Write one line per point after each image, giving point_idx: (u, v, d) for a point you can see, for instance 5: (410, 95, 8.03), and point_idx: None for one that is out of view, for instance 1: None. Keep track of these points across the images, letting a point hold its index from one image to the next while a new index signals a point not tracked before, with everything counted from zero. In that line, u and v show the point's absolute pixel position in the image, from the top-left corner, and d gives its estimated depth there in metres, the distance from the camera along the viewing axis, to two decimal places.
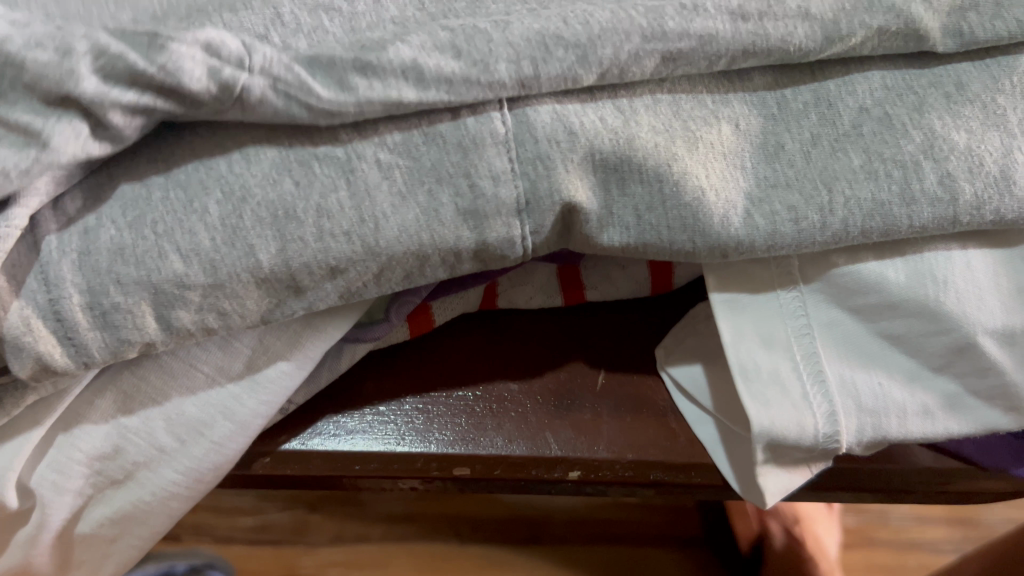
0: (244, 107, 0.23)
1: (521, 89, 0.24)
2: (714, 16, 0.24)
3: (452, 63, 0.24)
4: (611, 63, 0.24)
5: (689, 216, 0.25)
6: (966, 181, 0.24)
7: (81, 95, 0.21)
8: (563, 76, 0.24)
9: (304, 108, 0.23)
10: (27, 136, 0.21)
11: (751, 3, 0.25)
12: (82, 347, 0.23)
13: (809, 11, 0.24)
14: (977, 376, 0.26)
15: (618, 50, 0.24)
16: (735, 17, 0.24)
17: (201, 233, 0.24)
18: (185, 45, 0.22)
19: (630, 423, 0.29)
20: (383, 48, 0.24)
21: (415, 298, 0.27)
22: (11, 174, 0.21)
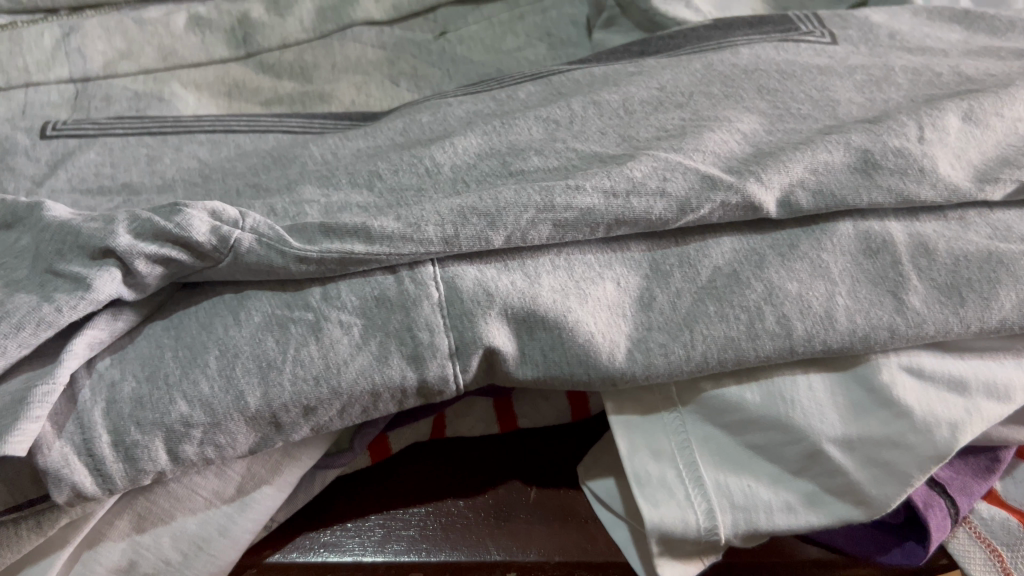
0: (235, 259, 0.31)
1: (445, 247, 0.31)
2: (590, 194, 0.32)
3: (393, 224, 0.31)
4: (513, 228, 0.31)
5: (582, 354, 0.31)
6: (799, 320, 0.32)
7: (116, 248, 0.30)
8: (477, 239, 0.31)
9: (280, 254, 0.31)
10: (77, 282, 0.29)
11: (621, 183, 0.32)
12: (108, 476, 0.30)
13: (667, 190, 0.32)
14: (828, 477, 0.32)
15: (518, 218, 0.32)
16: (608, 195, 0.32)
17: (202, 382, 0.30)
18: (196, 211, 0.31)
19: (556, 529, 0.36)
20: (339, 232, 0.31)
21: (374, 429, 0.34)
22: (62, 310, 0.29)
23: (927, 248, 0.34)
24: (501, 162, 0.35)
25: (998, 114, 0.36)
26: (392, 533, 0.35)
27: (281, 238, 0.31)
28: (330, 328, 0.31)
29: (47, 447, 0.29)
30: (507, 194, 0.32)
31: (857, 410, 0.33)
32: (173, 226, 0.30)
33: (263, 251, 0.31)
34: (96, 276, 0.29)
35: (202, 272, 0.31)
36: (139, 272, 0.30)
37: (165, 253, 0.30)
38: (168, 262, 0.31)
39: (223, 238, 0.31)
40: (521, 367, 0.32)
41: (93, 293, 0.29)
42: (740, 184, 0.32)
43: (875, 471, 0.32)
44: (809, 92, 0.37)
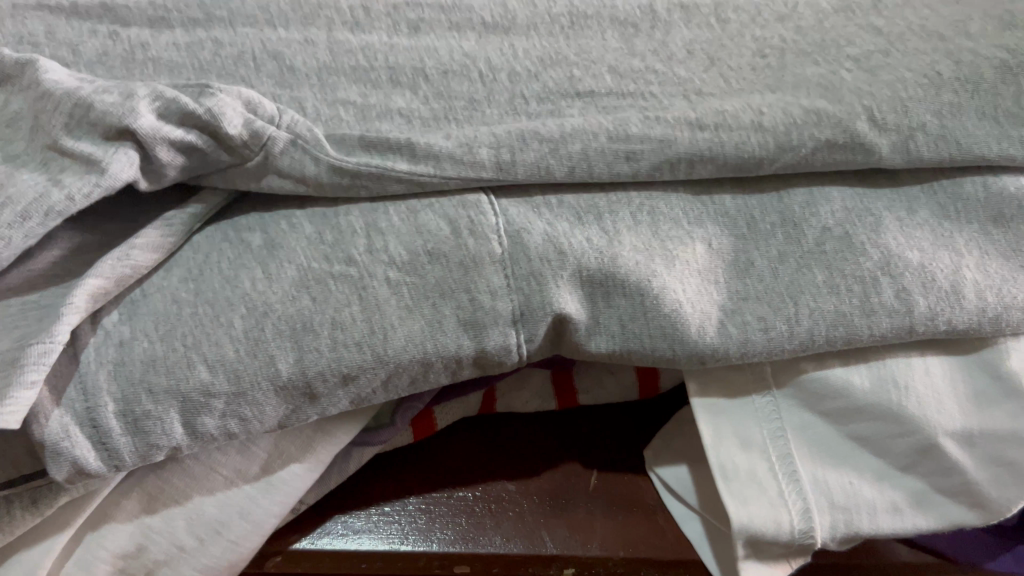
0: (266, 159, 0.28)
1: (499, 172, 0.27)
2: (673, 125, 0.28)
3: (443, 143, 0.28)
4: (580, 158, 0.28)
5: (668, 324, 0.27)
6: (921, 295, 0.27)
7: (137, 128, 0.26)
8: (537, 166, 0.28)
9: (315, 160, 0.28)
10: (89, 164, 0.26)
11: (708, 116, 0.28)
12: (115, 451, 0.25)
13: (762, 123, 0.28)
14: (941, 475, 0.28)
15: (586, 145, 0.28)
16: (692, 126, 0.28)
17: (226, 345, 0.26)
18: (230, 97, 0.28)
19: (621, 522, 0.31)
20: (387, 147, 0.28)
21: (419, 403, 0.29)
22: (75, 198, 0.25)
23: None
24: (568, 75, 0.31)
25: None
26: (434, 519, 0.31)
27: (319, 143, 0.28)
28: (375, 286, 0.26)
29: (45, 417, 0.25)
30: (574, 121, 0.28)
31: (980, 400, 0.28)
32: (204, 111, 0.27)
33: (298, 155, 0.28)
34: (112, 159, 0.26)
35: (227, 174, 0.28)
36: (160, 160, 0.27)
37: (192, 141, 0.27)
38: (193, 151, 0.27)
39: (255, 133, 0.28)
40: (593, 339, 0.27)
41: (110, 179, 0.26)
42: (849, 119, 0.28)
43: (996, 470, 0.28)
44: (925, 22, 0.32)
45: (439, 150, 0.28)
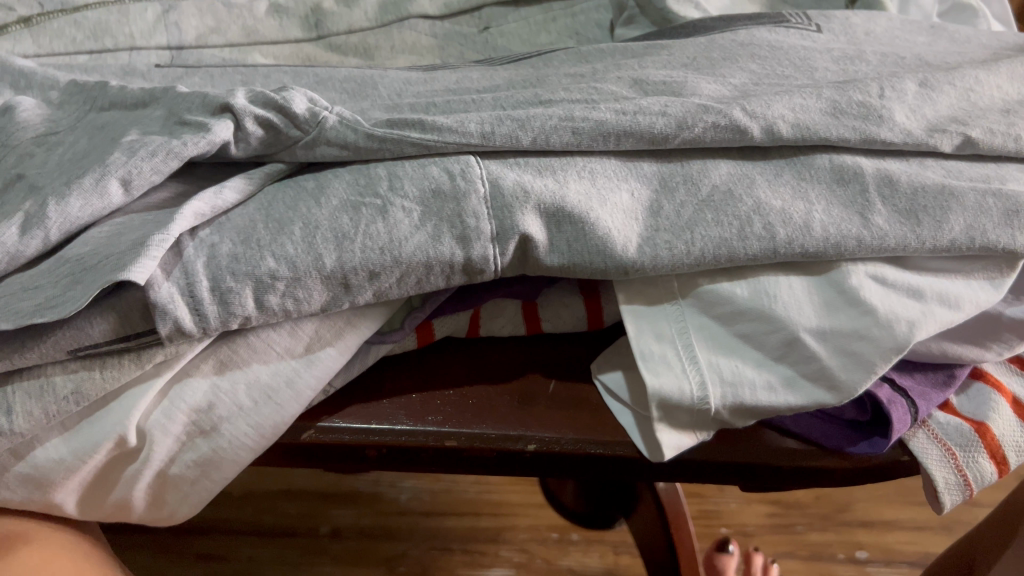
0: (320, 132, 0.39)
1: (482, 139, 0.39)
2: (603, 112, 0.40)
3: (443, 121, 0.39)
4: (539, 132, 0.39)
5: (602, 244, 0.37)
6: (781, 227, 0.38)
7: (234, 104, 0.39)
8: (509, 137, 0.39)
9: (353, 130, 0.39)
10: (200, 127, 0.38)
11: (630, 107, 0.40)
12: (204, 316, 0.35)
13: (667, 112, 0.40)
14: (804, 362, 0.38)
15: (543, 124, 0.39)
16: (618, 112, 0.40)
17: (288, 245, 0.36)
18: (298, 94, 0.40)
19: (572, 413, 0.41)
20: (403, 124, 0.39)
21: (421, 314, 0.40)
22: (188, 144, 0.37)
23: (891, 179, 0.40)
24: (532, 94, 0.43)
25: (948, 84, 0.43)
26: (430, 409, 0.41)
27: (357, 120, 0.39)
28: (395, 212, 0.37)
29: (158, 285, 0.35)
30: (536, 110, 0.40)
31: (830, 308, 0.38)
32: (279, 98, 0.39)
33: (341, 127, 0.39)
34: (216, 123, 0.38)
35: (292, 147, 0.40)
36: (247, 127, 0.39)
37: (270, 117, 0.39)
38: (270, 127, 0.39)
39: (312, 113, 0.39)
40: (549, 255, 0.38)
41: (212, 134, 0.38)
42: (728, 111, 0.39)
43: (844, 359, 0.37)
44: (792, 60, 0.45)
45: (441, 124, 0.39)
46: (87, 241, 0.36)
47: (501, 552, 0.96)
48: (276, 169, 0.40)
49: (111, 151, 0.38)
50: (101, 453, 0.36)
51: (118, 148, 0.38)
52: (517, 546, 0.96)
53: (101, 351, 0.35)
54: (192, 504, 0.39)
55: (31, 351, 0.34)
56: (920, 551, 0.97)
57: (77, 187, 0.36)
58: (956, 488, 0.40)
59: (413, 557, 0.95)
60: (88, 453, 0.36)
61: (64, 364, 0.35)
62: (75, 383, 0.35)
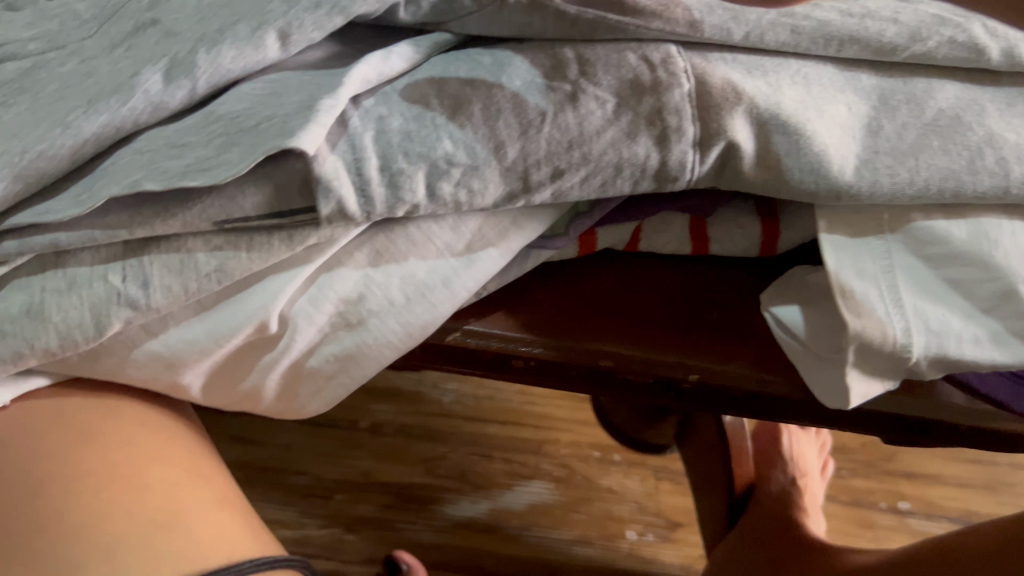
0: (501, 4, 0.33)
1: (691, 29, 0.33)
2: (828, 11, 0.35)
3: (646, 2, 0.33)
4: (755, 25, 0.34)
5: (816, 161, 0.33)
6: (1016, 164, 0.34)
7: None
8: (722, 28, 0.33)
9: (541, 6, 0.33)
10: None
11: (859, 8, 0.35)
12: (368, 199, 0.31)
13: (899, 19, 0.35)
14: (1018, 319, 0.33)
15: (760, 17, 0.34)
16: (846, 14, 0.35)
17: (467, 127, 0.32)
18: None
19: (739, 346, 0.37)
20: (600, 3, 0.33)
21: (588, 221, 0.36)
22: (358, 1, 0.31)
23: None
24: None
25: None
26: (582, 322, 0.37)
27: None
28: (586, 100, 0.33)
29: (322, 159, 0.30)
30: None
31: None
32: None
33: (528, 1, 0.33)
34: None
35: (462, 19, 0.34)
36: None
37: None
38: None
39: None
40: (753, 168, 0.33)
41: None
42: (966, 25, 0.35)
43: None
44: None
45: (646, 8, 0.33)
46: (240, 97, 0.32)
47: (541, 465, 0.94)
48: (444, 39, 0.35)
49: None
50: (239, 336, 0.33)
51: None
52: (558, 461, 0.95)
53: (250, 228, 0.32)
54: (324, 399, 0.36)
55: (174, 218, 0.31)
56: (962, 507, 0.95)
57: (231, 35, 0.32)
58: None
59: (453, 460, 0.94)
60: (225, 335, 0.33)
61: (208, 237, 0.32)
62: (219, 259, 0.32)
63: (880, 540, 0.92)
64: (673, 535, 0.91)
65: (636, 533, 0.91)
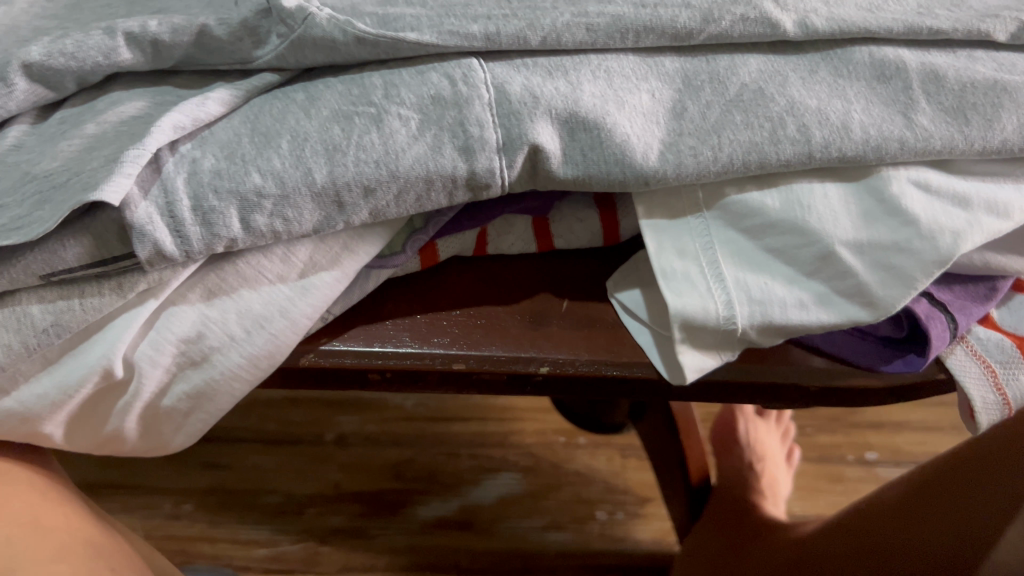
0: (303, 31, 0.35)
1: (487, 41, 0.35)
2: (620, 4, 0.36)
3: (430, 37, 0.35)
4: (550, 30, 0.35)
5: (619, 153, 0.34)
6: (817, 129, 0.35)
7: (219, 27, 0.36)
8: (516, 36, 0.35)
9: (342, 32, 0.35)
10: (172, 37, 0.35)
11: None
12: (186, 239, 0.33)
13: (691, 3, 0.36)
14: (840, 278, 0.35)
15: (556, 20, 0.35)
16: (637, 4, 0.36)
17: (275, 160, 0.33)
18: None
19: (587, 334, 0.39)
20: (400, 33, 0.35)
21: (424, 236, 0.37)
22: (196, 110, 0.34)
23: (937, 75, 0.36)
24: None
25: None
26: (436, 330, 0.38)
27: (347, 19, 0.35)
28: (390, 120, 0.34)
29: (134, 206, 0.32)
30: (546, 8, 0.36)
31: (869, 218, 0.35)
32: None
33: (328, 27, 0.35)
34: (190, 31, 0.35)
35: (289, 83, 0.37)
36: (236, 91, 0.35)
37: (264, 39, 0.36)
38: (246, 36, 0.36)
39: (300, 7, 0.35)
40: (563, 167, 0.35)
41: (209, 101, 0.35)
42: (757, 2, 0.36)
43: (883, 274, 0.34)
44: None
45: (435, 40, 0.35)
46: (56, 155, 0.34)
47: (507, 457, 0.96)
48: (264, 79, 0.36)
49: (82, 60, 0.35)
50: (88, 386, 0.34)
51: (91, 57, 0.35)
52: (524, 450, 0.97)
53: (78, 278, 0.33)
54: (187, 436, 0.38)
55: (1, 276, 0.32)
56: (929, 452, 0.96)
57: (79, 122, 0.35)
58: (994, 408, 0.38)
59: (419, 462, 0.95)
60: (73, 386, 0.34)
61: (41, 294, 0.33)
62: (54, 315, 0.33)
63: (850, 494, 0.93)
64: (641, 510, 0.92)
65: (606, 512, 0.92)
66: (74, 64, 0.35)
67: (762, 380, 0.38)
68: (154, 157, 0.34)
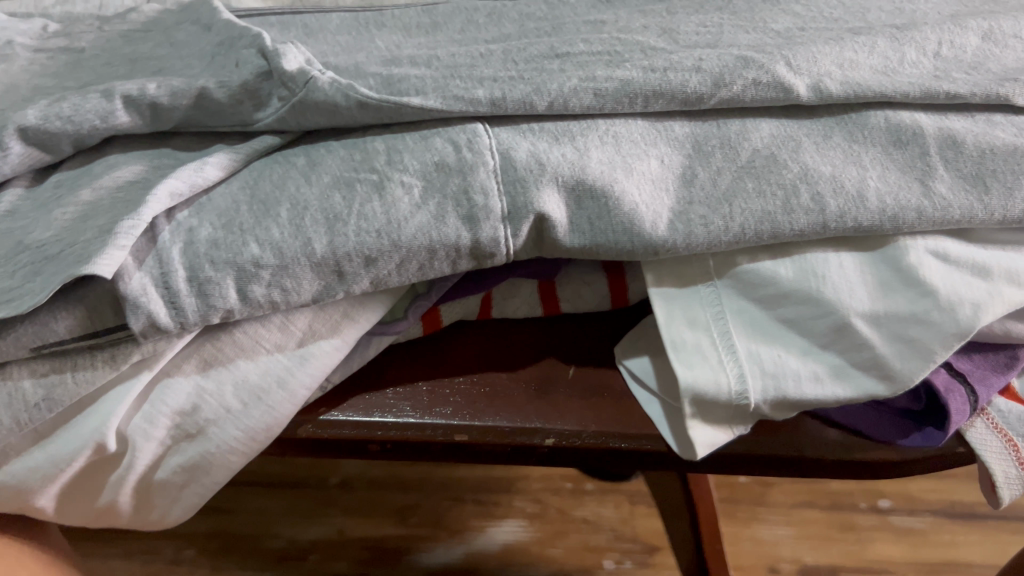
0: (305, 95, 0.34)
1: (492, 106, 0.34)
2: (629, 69, 0.35)
3: (435, 102, 0.34)
4: (557, 94, 0.35)
5: (627, 223, 0.33)
6: (832, 198, 0.34)
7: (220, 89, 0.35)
8: (523, 101, 0.34)
9: (345, 96, 0.34)
10: (172, 100, 0.35)
11: (659, 63, 0.35)
12: (181, 310, 0.31)
13: (702, 67, 0.35)
14: (855, 351, 0.34)
15: (561, 86, 0.35)
16: (646, 70, 0.35)
17: (274, 230, 0.32)
18: (293, 56, 0.36)
19: (594, 402, 0.37)
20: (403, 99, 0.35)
21: (427, 302, 0.37)
22: (193, 176, 0.33)
23: (955, 141, 0.35)
24: (548, 46, 0.38)
25: (1013, 37, 0.40)
26: (438, 399, 0.37)
27: (349, 83, 0.34)
28: (392, 188, 0.33)
29: (129, 277, 0.31)
30: (553, 73, 0.36)
31: (886, 288, 0.34)
32: (272, 49, 0.35)
33: (330, 91, 0.34)
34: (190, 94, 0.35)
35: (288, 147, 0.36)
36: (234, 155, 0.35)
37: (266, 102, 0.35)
38: (245, 99, 0.35)
39: (302, 71, 0.35)
40: (569, 237, 0.34)
41: (207, 166, 0.34)
42: (770, 66, 0.35)
43: (900, 346, 0.33)
44: (832, 13, 0.41)
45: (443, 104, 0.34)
46: (50, 223, 0.33)
47: (514, 503, 0.94)
48: (264, 142, 0.35)
49: (80, 124, 0.35)
50: (81, 459, 0.33)
51: (89, 120, 0.35)
52: (531, 497, 0.95)
53: (70, 350, 0.32)
54: (181, 510, 0.36)
55: None
56: (945, 499, 0.94)
57: (75, 188, 0.35)
58: (1016, 482, 0.36)
59: (424, 507, 0.94)
60: (65, 459, 0.33)
61: (33, 366, 0.32)
62: (46, 390, 0.32)
63: (863, 542, 0.90)
64: (650, 559, 0.90)
65: (613, 561, 0.89)
66: (71, 127, 0.35)
67: (775, 453, 0.37)
68: (150, 225, 0.33)
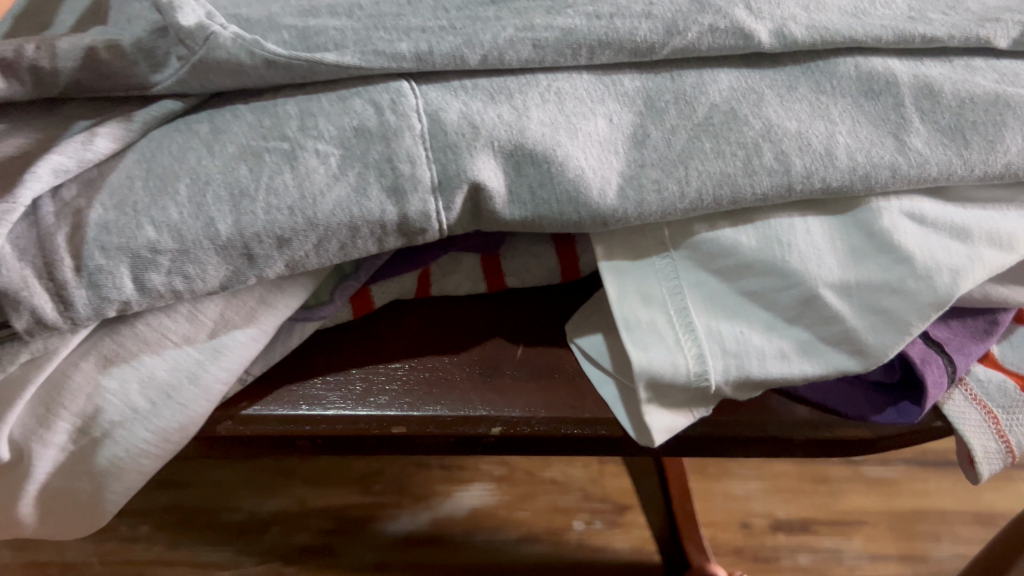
0: (206, 55, 0.30)
1: (418, 61, 0.30)
2: (572, 16, 0.31)
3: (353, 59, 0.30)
4: (491, 47, 0.31)
5: (571, 189, 0.30)
6: (798, 156, 0.30)
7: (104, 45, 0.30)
8: (452, 55, 0.30)
9: (250, 55, 0.30)
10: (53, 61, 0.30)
11: (604, 8, 0.32)
12: (70, 304, 0.28)
13: (652, 13, 0.31)
14: (823, 324, 0.31)
15: (495, 36, 0.31)
16: (590, 17, 0.31)
17: (172, 209, 0.29)
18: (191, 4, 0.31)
19: (544, 385, 0.34)
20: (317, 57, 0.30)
21: (355, 283, 0.33)
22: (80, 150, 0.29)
23: (932, 89, 0.32)
24: None
25: None
26: (373, 389, 0.34)
27: (256, 39, 0.30)
28: (306, 158, 0.30)
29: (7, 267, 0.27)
30: (488, 22, 0.31)
31: (857, 255, 0.31)
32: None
33: (235, 49, 0.30)
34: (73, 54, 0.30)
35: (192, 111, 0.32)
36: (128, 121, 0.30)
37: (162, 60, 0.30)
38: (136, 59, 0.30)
39: (201, 26, 0.30)
40: (507, 207, 0.30)
41: (96, 138, 0.30)
42: (727, 9, 0.31)
43: (874, 318, 0.30)
44: None
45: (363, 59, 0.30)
46: None
47: (480, 466, 0.92)
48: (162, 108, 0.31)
49: None
50: None
51: None
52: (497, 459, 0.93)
53: None
54: (92, 518, 0.33)
55: None
56: (916, 448, 0.93)
57: None
58: (996, 457, 0.34)
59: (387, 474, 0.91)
60: None
61: None
62: None
63: (837, 494, 0.89)
64: (620, 519, 0.88)
65: (583, 522, 0.88)
66: None
67: (738, 433, 0.34)
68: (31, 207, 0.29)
